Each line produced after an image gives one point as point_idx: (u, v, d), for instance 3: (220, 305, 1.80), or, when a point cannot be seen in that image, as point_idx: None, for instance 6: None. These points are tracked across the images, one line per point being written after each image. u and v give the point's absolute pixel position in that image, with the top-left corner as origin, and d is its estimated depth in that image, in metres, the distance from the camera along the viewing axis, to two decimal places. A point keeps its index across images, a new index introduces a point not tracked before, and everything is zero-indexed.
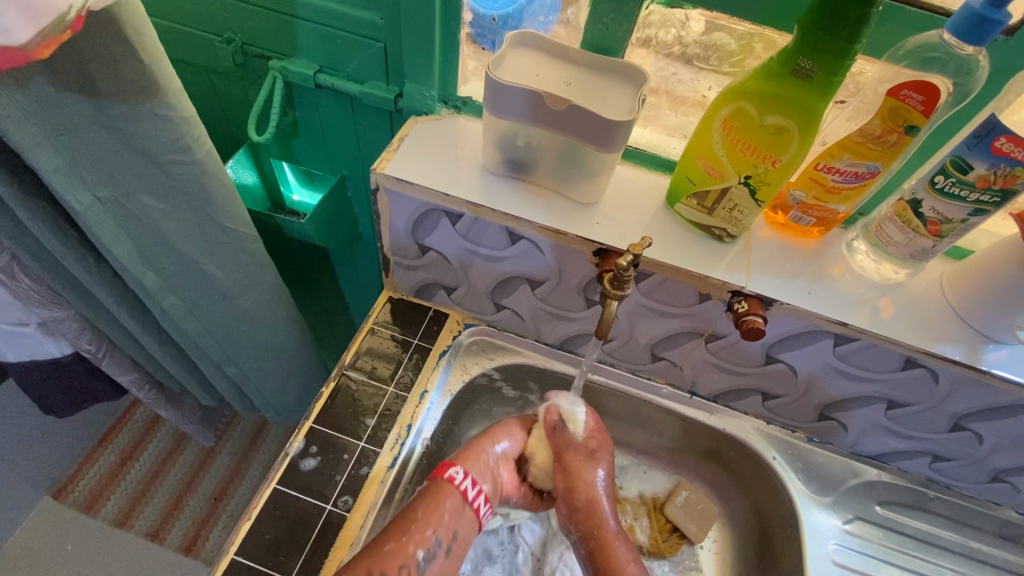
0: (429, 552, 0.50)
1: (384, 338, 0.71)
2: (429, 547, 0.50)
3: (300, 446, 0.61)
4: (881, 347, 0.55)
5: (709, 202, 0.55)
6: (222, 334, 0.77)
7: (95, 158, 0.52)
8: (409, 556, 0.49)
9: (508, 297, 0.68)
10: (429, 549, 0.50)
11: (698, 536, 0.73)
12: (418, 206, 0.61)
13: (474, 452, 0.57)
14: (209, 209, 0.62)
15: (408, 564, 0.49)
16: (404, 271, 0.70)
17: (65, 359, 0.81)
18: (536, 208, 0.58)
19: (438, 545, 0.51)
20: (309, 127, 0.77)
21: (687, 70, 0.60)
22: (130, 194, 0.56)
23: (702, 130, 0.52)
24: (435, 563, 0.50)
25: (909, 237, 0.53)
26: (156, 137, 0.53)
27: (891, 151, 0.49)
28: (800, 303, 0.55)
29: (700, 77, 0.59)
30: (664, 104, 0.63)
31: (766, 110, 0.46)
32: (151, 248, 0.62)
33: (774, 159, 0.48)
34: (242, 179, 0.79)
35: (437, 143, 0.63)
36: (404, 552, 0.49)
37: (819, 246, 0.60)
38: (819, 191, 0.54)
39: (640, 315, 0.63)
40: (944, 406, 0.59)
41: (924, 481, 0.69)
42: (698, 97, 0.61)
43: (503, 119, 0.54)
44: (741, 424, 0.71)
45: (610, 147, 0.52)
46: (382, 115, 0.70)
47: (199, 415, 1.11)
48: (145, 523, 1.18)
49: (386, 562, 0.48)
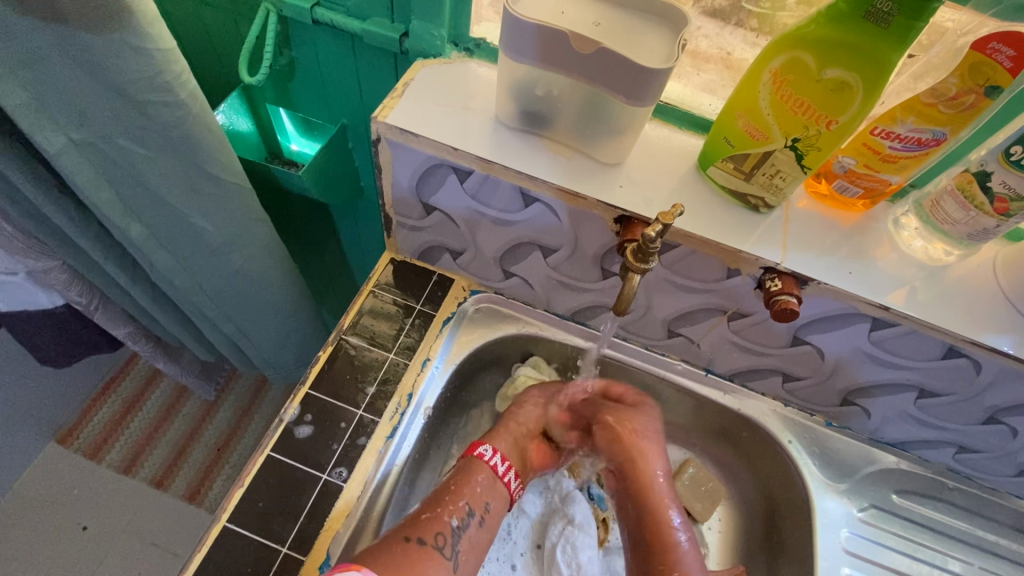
0: (462, 522, 0.53)
1: (385, 303, 0.67)
2: (463, 517, 0.53)
3: (295, 413, 0.59)
4: (923, 334, 0.51)
5: (747, 167, 0.49)
6: (217, 291, 0.73)
7: (64, 93, 0.47)
8: (445, 524, 0.52)
9: (518, 264, 0.64)
10: (463, 519, 0.53)
11: (704, 514, 0.71)
12: (424, 160, 0.55)
13: (498, 435, 0.62)
14: (197, 157, 0.57)
15: (443, 532, 0.51)
16: (407, 231, 0.66)
17: (57, 310, 0.78)
18: (556, 168, 0.53)
19: (470, 516, 0.54)
20: (307, 70, 0.70)
21: (710, 23, 0.56)
22: (107, 136, 0.51)
23: (748, 83, 0.46)
24: (469, 533, 0.53)
25: (970, 215, 0.47)
26: (132, 72, 0.47)
27: (964, 116, 0.43)
28: (840, 283, 0.50)
29: (730, 34, 0.56)
30: (688, 63, 0.58)
31: (827, 62, 0.40)
32: (135, 197, 0.57)
33: (830, 121, 0.43)
34: (236, 127, 0.73)
35: (446, 89, 0.57)
36: (440, 521, 0.52)
37: (862, 221, 0.54)
38: (871, 159, 0.48)
39: (660, 289, 0.58)
40: (982, 398, 0.55)
41: (944, 470, 0.66)
42: (723, 56, 0.58)
43: (521, 64, 0.48)
44: (757, 405, 0.67)
45: (643, 101, 0.46)
46: (386, 57, 0.63)
47: (200, 370, 1.08)
48: (150, 471, 1.19)
49: (423, 529, 0.50)
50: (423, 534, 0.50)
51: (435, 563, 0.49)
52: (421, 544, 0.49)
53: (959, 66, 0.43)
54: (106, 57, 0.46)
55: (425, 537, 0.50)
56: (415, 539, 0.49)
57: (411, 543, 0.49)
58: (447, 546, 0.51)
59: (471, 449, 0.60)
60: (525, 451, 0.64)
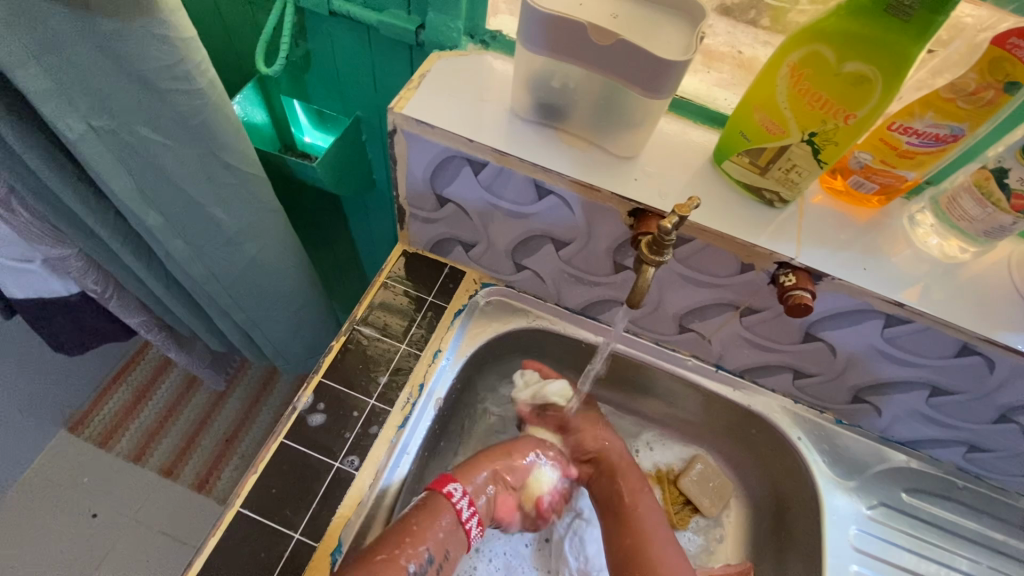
0: (420, 569, 0.49)
1: (396, 294, 0.67)
2: (421, 563, 0.50)
3: (308, 401, 0.59)
4: (936, 331, 0.50)
5: (763, 161, 0.49)
6: (230, 281, 0.74)
7: (87, 80, 0.47)
8: (401, 569, 0.49)
9: (530, 257, 0.64)
10: (420, 564, 0.50)
11: (712, 509, 0.72)
12: (439, 151, 0.55)
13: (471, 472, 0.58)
14: (214, 145, 0.57)
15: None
16: (420, 223, 0.66)
17: (72, 298, 0.79)
18: (571, 160, 0.53)
19: (429, 563, 0.50)
20: (322, 62, 0.70)
21: (722, 22, 0.59)
22: (127, 123, 0.52)
23: (766, 77, 0.46)
24: None
25: (987, 212, 0.47)
26: (153, 60, 0.48)
27: (983, 111, 0.43)
28: (854, 279, 0.50)
29: (741, 32, 0.59)
30: (700, 61, 0.60)
31: (846, 55, 0.40)
32: (153, 185, 0.58)
33: (847, 115, 0.43)
34: (251, 118, 0.73)
35: (462, 81, 0.57)
36: (396, 564, 0.49)
37: (878, 217, 0.54)
38: (888, 155, 0.48)
39: (673, 284, 0.59)
40: (994, 397, 0.55)
41: (953, 470, 0.66)
42: (732, 52, 0.59)
43: (539, 56, 0.48)
44: (767, 401, 0.67)
45: (660, 93, 0.46)
46: (401, 49, 0.63)
47: (210, 360, 1.09)
48: (160, 460, 1.20)
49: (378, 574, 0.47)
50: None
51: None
52: None
53: (979, 61, 0.43)
54: (129, 45, 0.46)
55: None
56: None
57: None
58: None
59: (440, 485, 0.55)
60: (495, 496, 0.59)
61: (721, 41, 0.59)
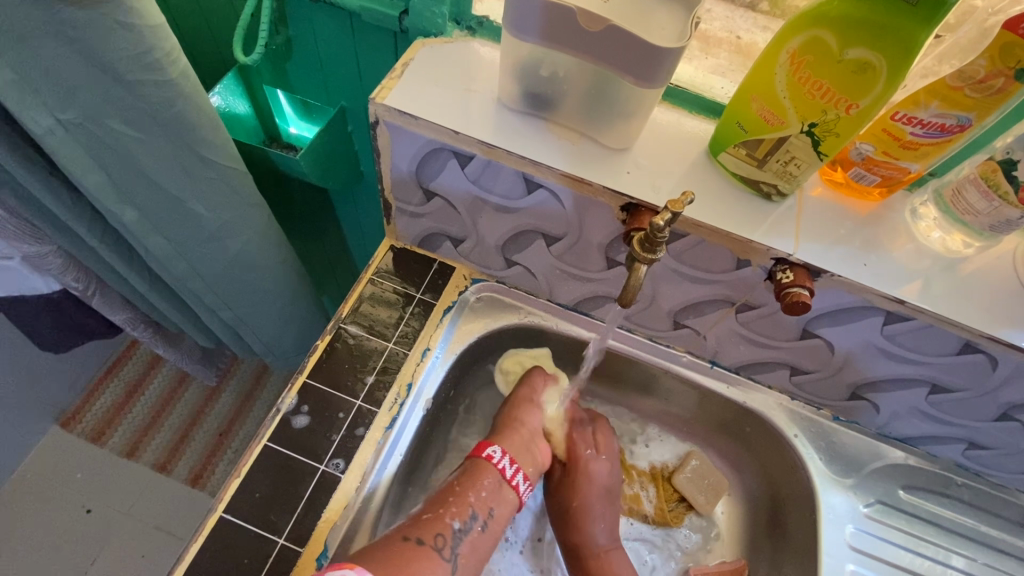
0: (465, 525, 0.51)
1: (384, 291, 0.65)
2: (466, 519, 0.51)
3: (293, 402, 0.58)
4: (938, 329, 0.49)
5: (760, 153, 0.47)
6: (214, 278, 0.72)
7: (51, 72, 0.45)
8: (446, 526, 0.50)
9: (521, 253, 0.62)
10: (465, 521, 0.51)
11: (707, 507, 0.71)
12: (424, 143, 0.53)
13: (511, 436, 0.59)
14: (190, 139, 0.55)
15: (444, 533, 0.49)
16: (407, 218, 0.64)
17: (53, 295, 0.77)
18: (561, 153, 0.51)
19: (474, 519, 0.51)
20: (304, 50, 0.68)
21: (718, 7, 0.57)
22: (97, 117, 0.49)
23: (763, 64, 0.44)
24: (472, 537, 0.51)
25: (993, 206, 0.45)
26: (120, 50, 0.46)
27: (991, 100, 0.41)
28: (854, 276, 0.48)
29: (740, 17, 0.57)
30: (695, 47, 0.58)
31: (848, 42, 0.38)
32: (127, 180, 0.56)
33: (849, 104, 0.41)
34: (232, 109, 0.71)
35: (448, 70, 0.55)
36: (442, 522, 0.50)
37: (879, 210, 0.52)
38: (890, 145, 0.46)
39: (667, 280, 0.57)
40: (996, 395, 0.54)
41: (952, 466, 0.65)
42: (730, 37, 0.57)
43: (526, 43, 0.46)
44: (764, 399, 0.66)
45: (653, 83, 0.44)
46: (385, 35, 0.61)
47: (200, 355, 1.07)
48: (153, 456, 1.19)
49: (423, 529, 0.49)
50: (424, 535, 0.48)
51: (434, 564, 0.47)
52: (420, 543, 0.48)
53: (989, 47, 0.41)
54: (94, 35, 0.44)
55: (425, 537, 0.48)
56: (414, 538, 0.48)
57: (410, 542, 0.47)
58: (446, 548, 0.49)
59: (480, 450, 0.57)
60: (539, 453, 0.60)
61: (719, 26, 0.58)
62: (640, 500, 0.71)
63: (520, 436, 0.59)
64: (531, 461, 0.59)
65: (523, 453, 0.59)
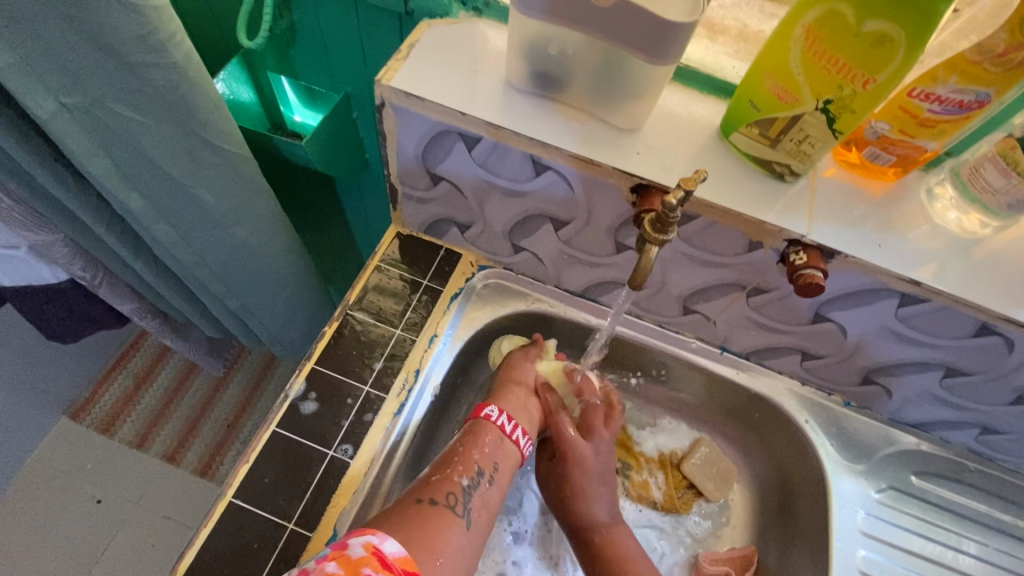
0: (473, 481, 0.50)
1: (391, 278, 0.65)
2: (473, 475, 0.50)
3: (301, 389, 0.58)
4: (954, 310, 0.48)
5: (774, 132, 0.46)
6: (221, 267, 0.71)
7: (54, 54, 0.44)
8: (455, 484, 0.49)
9: (528, 238, 0.62)
10: (473, 477, 0.50)
11: (717, 493, 0.71)
12: (430, 126, 0.53)
13: (507, 396, 0.59)
14: (195, 123, 0.55)
15: (454, 491, 0.48)
16: (414, 204, 0.64)
17: (62, 285, 0.77)
18: (569, 133, 0.50)
19: (481, 475, 0.51)
20: (308, 35, 0.67)
21: None
22: (101, 100, 0.49)
23: (777, 40, 0.43)
24: (482, 491, 0.50)
25: (1011, 184, 0.44)
26: (122, 31, 0.45)
27: (1009, 75, 0.40)
28: (868, 257, 0.47)
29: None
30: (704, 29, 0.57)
31: (866, 14, 0.37)
32: (133, 166, 0.55)
33: (866, 79, 0.40)
34: (237, 96, 0.70)
35: (454, 51, 0.54)
36: (450, 480, 0.49)
37: (894, 191, 0.51)
38: (907, 123, 0.45)
39: (677, 264, 0.56)
40: (1010, 378, 0.53)
41: (965, 452, 0.64)
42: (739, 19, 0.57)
43: (533, 20, 0.45)
44: (774, 384, 0.66)
45: (664, 60, 0.43)
46: (390, 18, 0.60)
47: (207, 347, 1.07)
48: (162, 446, 1.20)
49: (434, 490, 0.48)
50: (435, 495, 0.47)
51: (448, 521, 0.46)
52: (431, 503, 0.47)
53: (1010, 20, 0.39)
54: (98, 16, 0.43)
55: (436, 496, 0.47)
56: (426, 498, 0.47)
57: (423, 503, 0.46)
58: (458, 505, 0.48)
59: (477, 411, 0.57)
60: (534, 410, 0.60)
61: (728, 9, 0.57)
62: (649, 487, 0.71)
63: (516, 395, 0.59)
64: (528, 419, 0.59)
65: (520, 412, 0.58)
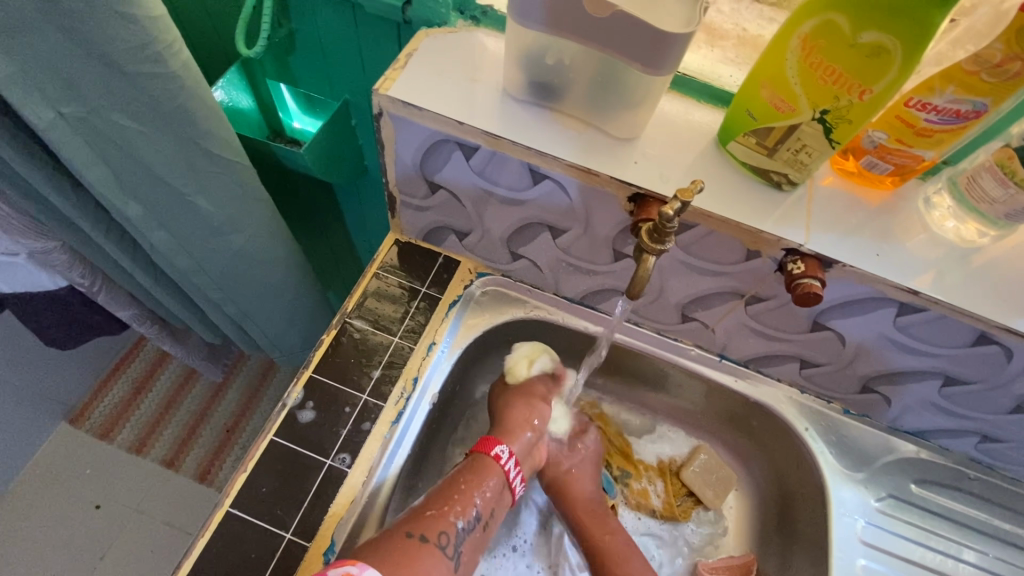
0: (467, 525, 0.50)
1: (390, 285, 0.65)
2: (468, 518, 0.51)
3: (298, 397, 0.57)
4: (952, 320, 0.48)
5: (771, 141, 0.46)
6: (220, 274, 0.71)
7: (52, 64, 0.44)
8: (450, 524, 0.49)
9: (526, 246, 0.62)
10: (468, 520, 0.50)
11: (716, 501, 0.70)
12: (428, 135, 0.53)
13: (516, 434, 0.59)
14: (193, 134, 0.55)
15: (448, 531, 0.49)
16: (412, 212, 0.64)
17: (61, 292, 0.77)
18: (567, 143, 0.50)
19: (477, 519, 0.51)
20: (307, 43, 0.67)
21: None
22: (99, 110, 0.49)
23: (773, 50, 0.43)
24: (473, 536, 0.51)
25: (1009, 194, 0.44)
26: (119, 43, 0.45)
27: (1007, 85, 0.40)
28: (865, 266, 0.47)
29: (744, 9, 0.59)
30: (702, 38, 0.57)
31: (862, 25, 0.37)
32: (131, 174, 0.56)
33: (862, 90, 0.40)
34: (236, 103, 0.70)
35: (451, 60, 0.54)
36: (445, 521, 0.49)
37: (892, 199, 0.51)
38: (904, 133, 0.45)
39: (675, 272, 0.56)
40: (1009, 387, 0.53)
41: (965, 460, 0.64)
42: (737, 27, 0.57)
43: (530, 30, 0.45)
44: (773, 392, 0.65)
45: (660, 69, 0.43)
46: (389, 26, 0.60)
47: (206, 352, 1.07)
48: (161, 451, 1.20)
49: (427, 527, 0.48)
50: (427, 532, 0.48)
51: (435, 562, 0.46)
52: (422, 541, 0.47)
53: (1005, 30, 0.39)
54: (94, 27, 0.43)
55: (427, 535, 0.47)
56: (418, 535, 0.47)
57: (412, 539, 0.46)
58: (449, 546, 0.48)
59: (486, 447, 0.56)
60: (534, 451, 0.61)
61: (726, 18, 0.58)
62: (648, 495, 0.71)
63: (525, 434, 0.59)
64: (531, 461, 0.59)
65: (525, 453, 0.59)
